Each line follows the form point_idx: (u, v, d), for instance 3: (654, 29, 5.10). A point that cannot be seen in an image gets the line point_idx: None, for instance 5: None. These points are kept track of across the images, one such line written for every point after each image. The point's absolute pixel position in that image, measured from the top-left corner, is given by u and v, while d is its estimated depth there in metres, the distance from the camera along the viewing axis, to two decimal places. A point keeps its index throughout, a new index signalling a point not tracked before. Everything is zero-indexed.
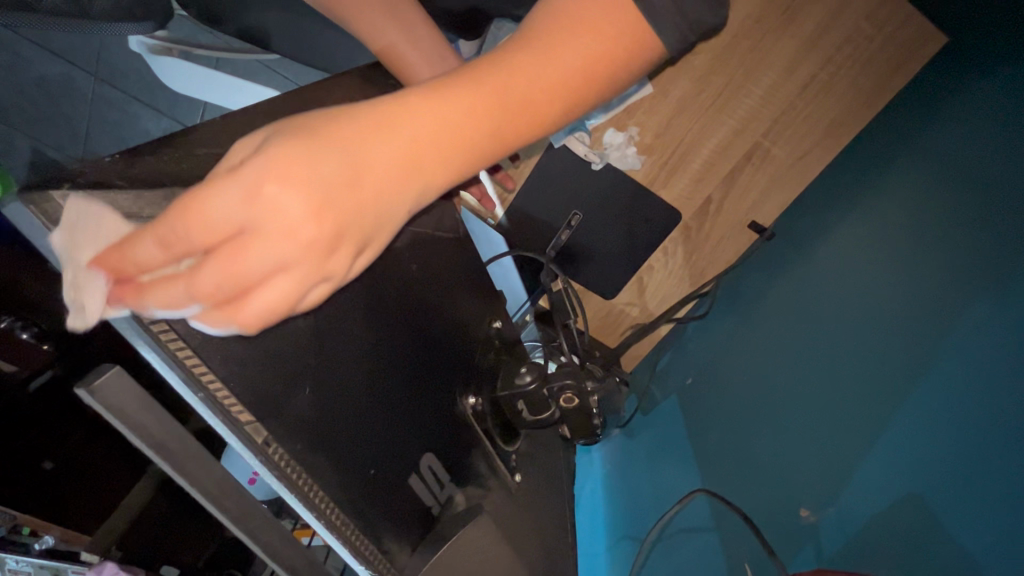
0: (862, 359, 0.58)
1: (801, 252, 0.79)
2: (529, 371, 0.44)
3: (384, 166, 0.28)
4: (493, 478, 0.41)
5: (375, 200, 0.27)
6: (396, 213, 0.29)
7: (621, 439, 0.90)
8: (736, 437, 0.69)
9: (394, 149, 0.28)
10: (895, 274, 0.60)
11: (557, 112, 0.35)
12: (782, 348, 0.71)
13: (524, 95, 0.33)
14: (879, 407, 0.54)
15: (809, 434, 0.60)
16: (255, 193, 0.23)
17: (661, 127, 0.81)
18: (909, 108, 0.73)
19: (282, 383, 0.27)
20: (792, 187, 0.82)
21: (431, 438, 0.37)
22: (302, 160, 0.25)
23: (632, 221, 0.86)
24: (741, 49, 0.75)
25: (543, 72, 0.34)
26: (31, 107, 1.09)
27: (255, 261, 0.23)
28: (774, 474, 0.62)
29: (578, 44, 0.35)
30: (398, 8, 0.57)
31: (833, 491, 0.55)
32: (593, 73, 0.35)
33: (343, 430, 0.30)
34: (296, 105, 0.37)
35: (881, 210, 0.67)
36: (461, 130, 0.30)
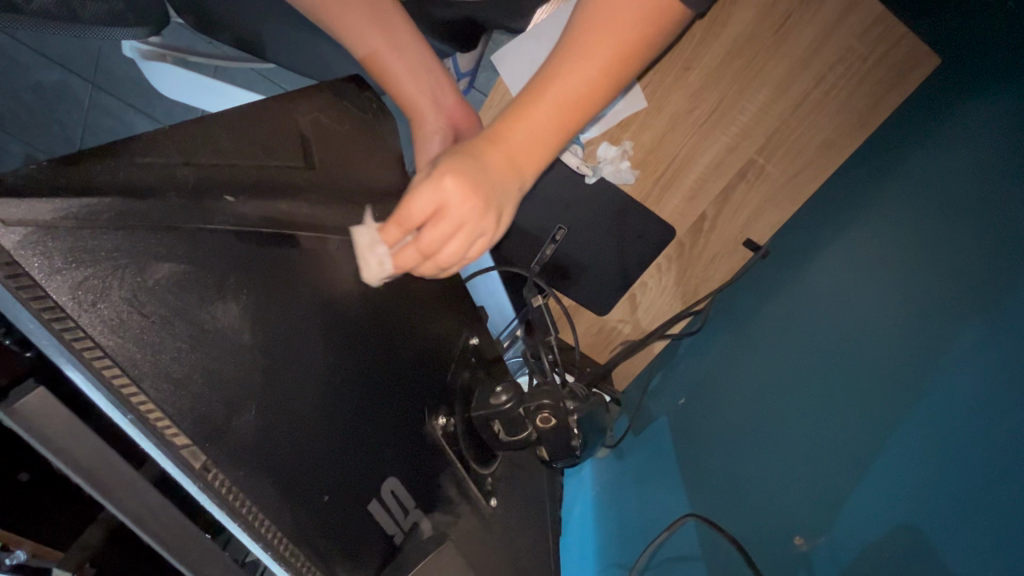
0: (853, 382, 0.57)
1: (795, 270, 0.77)
2: (506, 391, 0.43)
3: (498, 161, 0.38)
4: (462, 501, 0.39)
5: (503, 187, 0.38)
6: (514, 188, 0.39)
7: (611, 459, 0.88)
8: (727, 459, 0.67)
9: (503, 149, 0.38)
10: (886, 295, 0.59)
11: (606, 91, 0.41)
12: (774, 369, 0.69)
13: (575, 84, 0.39)
14: (871, 431, 0.53)
15: (800, 458, 0.58)
16: (438, 188, 0.35)
17: (654, 142, 0.81)
18: (899, 127, 0.73)
19: (226, 403, 0.25)
20: (787, 205, 0.81)
21: (396, 460, 0.35)
22: (462, 166, 0.36)
23: (625, 235, 0.85)
24: (733, 66, 0.77)
25: (597, 57, 0.40)
26: (29, 114, 1.09)
27: (445, 231, 0.35)
28: (765, 498, 0.60)
29: (616, 27, 0.39)
30: (384, 19, 0.56)
31: (826, 517, 0.53)
32: (632, 48, 0.40)
33: (293, 454, 0.28)
34: (254, 115, 0.35)
35: (873, 230, 0.66)
36: (543, 125, 0.40)
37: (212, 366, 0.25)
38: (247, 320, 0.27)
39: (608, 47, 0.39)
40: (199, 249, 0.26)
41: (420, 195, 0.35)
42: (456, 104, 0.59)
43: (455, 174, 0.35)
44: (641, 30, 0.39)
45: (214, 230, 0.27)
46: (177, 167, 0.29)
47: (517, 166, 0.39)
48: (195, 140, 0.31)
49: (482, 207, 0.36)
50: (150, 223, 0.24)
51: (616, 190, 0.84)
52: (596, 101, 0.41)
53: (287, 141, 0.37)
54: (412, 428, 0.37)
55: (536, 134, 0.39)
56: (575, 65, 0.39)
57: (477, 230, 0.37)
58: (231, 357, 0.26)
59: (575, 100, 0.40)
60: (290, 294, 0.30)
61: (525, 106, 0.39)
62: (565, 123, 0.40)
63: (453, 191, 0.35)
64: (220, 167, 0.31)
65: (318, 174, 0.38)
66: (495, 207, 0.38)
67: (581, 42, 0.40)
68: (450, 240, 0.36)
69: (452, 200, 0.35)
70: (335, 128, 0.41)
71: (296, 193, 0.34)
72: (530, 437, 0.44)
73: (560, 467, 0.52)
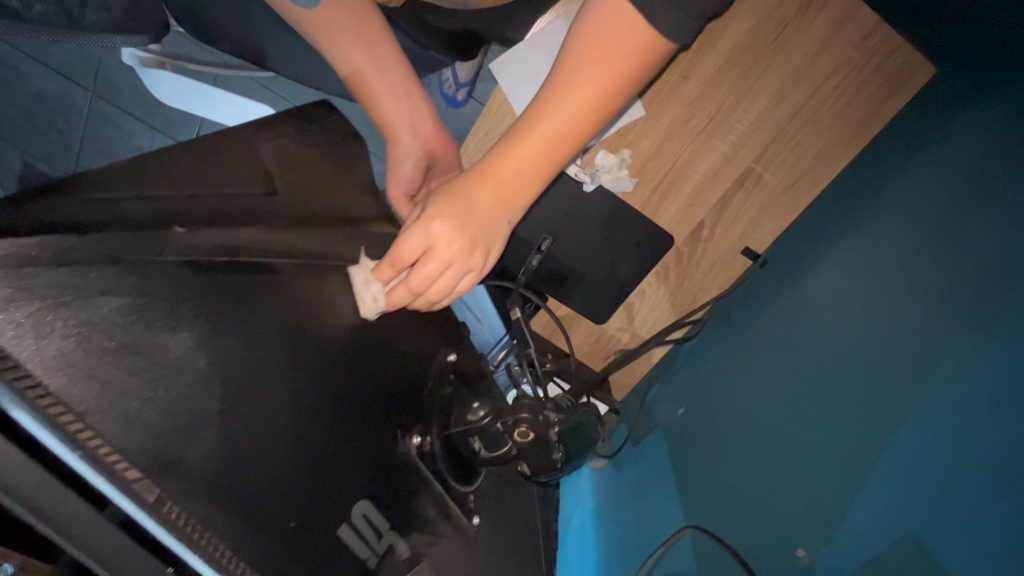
0: (854, 391, 0.56)
1: (794, 278, 0.76)
2: (484, 406, 0.42)
3: (485, 200, 0.42)
4: (441, 521, 0.38)
5: (489, 228, 0.42)
6: (501, 226, 0.43)
7: (608, 470, 0.86)
8: (723, 470, 0.66)
9: (489, 189, 0.42)
10: (885, 307, 0.58)
11: (592, 124, 0.43)
12: (772, 381, 0.68)
13: (559, 125, 0.42)
14: (873, 440, 0.51)
15: (801, 470, 0.57)
16: (428, 232, 0.40)
17: (652, 150, 0.81)
18: (895, 135, 0.73)
19: (182, 433, 0.24)
20: (786, 213, 0.81)
21: (369, 482, 0.33)
22: (449, 211, 0.40)
23: (624, 243, 0.85)
24: (733, 74, 0.77)
25: (579, 98, 0.41)
26: (29, 122, 1.10)
27: (435, 268, 0.40)
28: (762, 510, 0.59)
29: (598, 66, 0.41)
30: (370, 33, 0.56)
31: (829, 528, 0.51)
32: (615, 84, 0.42)
33: (250, 478, 0.26)
34: (209, 154, 0.37)
35: (872, 240, 0.65)
36: (530, 162, 0.42)
37: (168, 399, 0.24)
38: (203, 346, 0.26)
39: (589, 86, 0.41)
40: (148, 279, 0.25)
41: (412, 237, 0.39)
42: (434, 129, 0.60)
43: (443, 219, 0.40)
44: (622, 67, 0.41)
45: (166, 261, 0.26)
46: (127, 201, 0.29)
47: (504, 206, 0.43)
48: (148, 176, 0.32)
49: (467, 248, 0.41)
50: (94, 257, 0.24)
51: (614, 198, 0.83)
52: (583, 134, 0.43)
53: (247, 169, 0.37)
54: (384, 450, 0.35)
55: (522, 174, 0.43)
56: (560, 103, 0.41)
57: (465, 264, 0.42)
58: (188, 386, 0.25)
59: (560, 140, 0.42)
60: (247, 314, 0.29)
61: (513, 144, 0.42)
62: (553, 158, 0.43)
63: (442, 233, 0.40)
64: (177, 197, 0.32)
65: (282, 200, 0.38)
66: (481, 243, 0.42)
67: (566, 80, 0.41)
68: (441, 276, 0.40)
69: (440, 243, 0.40)
70: (300, 152, 0.42)
71: (258, 218, 0.35)
72: (511, 453, 0.43)
73: (538, 481, 0.52)
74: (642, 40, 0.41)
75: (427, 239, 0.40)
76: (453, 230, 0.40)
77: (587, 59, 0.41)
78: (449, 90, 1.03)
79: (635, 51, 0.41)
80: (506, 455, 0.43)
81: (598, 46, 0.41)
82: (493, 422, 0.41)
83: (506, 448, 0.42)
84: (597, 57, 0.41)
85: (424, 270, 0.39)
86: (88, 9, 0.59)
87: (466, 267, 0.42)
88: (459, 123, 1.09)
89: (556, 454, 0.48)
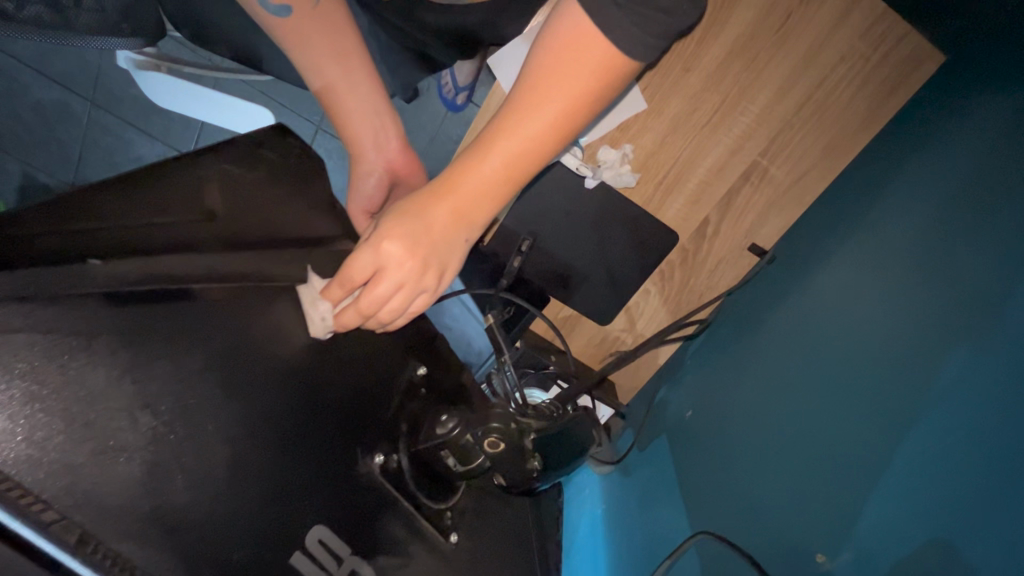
0: (859, 388, 0.52)
1: (803, 273, 0.72)
2: (450, 418, 0.44)
3: (440, 220, 0.44)
4: (413, 540, 0.40)
5: (442, 246, 0.45)
6: (455, 244, 0.46)
7: (614, 476, 0.83)
8: (723, 473, 0.62)
9: (443, 209, 0.44)
10: (886, 308, 0.56)
11: (546, 149, 0.46)
12: (775, 381, 0.64)
13: (511, 149, 0.45)
14: (879, 436, 0.48)
15: (805, 469, 0.53)
16: (379, 252, 0.42)
17: (655, 145, 0.78)
18: (903, 125, 0.70)
19: (93, 455, 0.27)
20: (792, 209, 0.78)
21: (323, 510, 0.35)
22: (402, 230, 0.43)
23: (627, 241, 0.83)
24: (737, 65, 0.74)
25: (532, 124, 0.45)
26: (29, 133, 1.12)
27: (386, 288, 0.42)
28: (766, 518, 0.54)
29: (552, 94, 0.45)
30: (343, 47, 0.57)
31: (845, 528, 0.46)
32: (569, 110, 0.45)
33: (181, 504, 0.29)
34: (150, 184, 0.40)
35: (876, 236, 0.63)
36: (485, 183, 0.45)
37: (74, 422, 0.26)
38: (114, 374, 0.28)
39: (542, 113, 0.45)
40: (53, 312, 0.28)
41: (363, 257, 0.42)
42: (400, 147, 0.61)
43: (395, 238, 0.42)
44: (575, 94, 0.45)
45: (82, 295, 0.30)
46: (41, 234, 0.32)
47: (460, 225, 0.45)
48: (72, 210, 0.35)
49: (420, 266, 0.43)
50: (3, 295, 0.27)
51: (617, 194, 0.81)
52: (537, 158, 0.46)
53: (187, 198, 0.41)
54: (343, 469, 0.37)
55: (476, 195, 0.45)
56: (514, 128, 0.45)
57: (418, 284, 0.44)
58: (95, 411, 0.27)
59: (513, 164, 0.45)
60: (173, 343, 0.32)
61: (469, 165, 0.45)
62: (507, 180, 0.46)
63: (393, 253, 0.42)
64: (101, 229, 0.35)
65: (221, 225, 0.42)
66: (435, 262, 0.45)
67: (522, 106, 0.45)
68: (393, 296, 0.43)
69: (392, 264, 0.42)
70: (244, 176, 0.45)
71: (189, 247, 0.38)
72: (483, 465, 0.44)
73: (519, 494, 0.50)
74: (594, 71, 0.46)
75: (379, 257, 0.42)
76: (405, 249, 0.43)
77: (540, 87, 0.45)
78: (448, 94, 1.04)
79: (587, 81, 0.45)
80: (477, 466, 0.44)
81: (550, 77, 0.45)
82: (461, 433, 0.43)
83: (477, 459, 0.44)
84: (550, 86, 0.45)
85: (375, 289, 0.41)
86: (82, 9, 0.57)
87: (418, 287, 0.44)
88: (457, 125, 1.11)
89: (533, 465, 0.48)
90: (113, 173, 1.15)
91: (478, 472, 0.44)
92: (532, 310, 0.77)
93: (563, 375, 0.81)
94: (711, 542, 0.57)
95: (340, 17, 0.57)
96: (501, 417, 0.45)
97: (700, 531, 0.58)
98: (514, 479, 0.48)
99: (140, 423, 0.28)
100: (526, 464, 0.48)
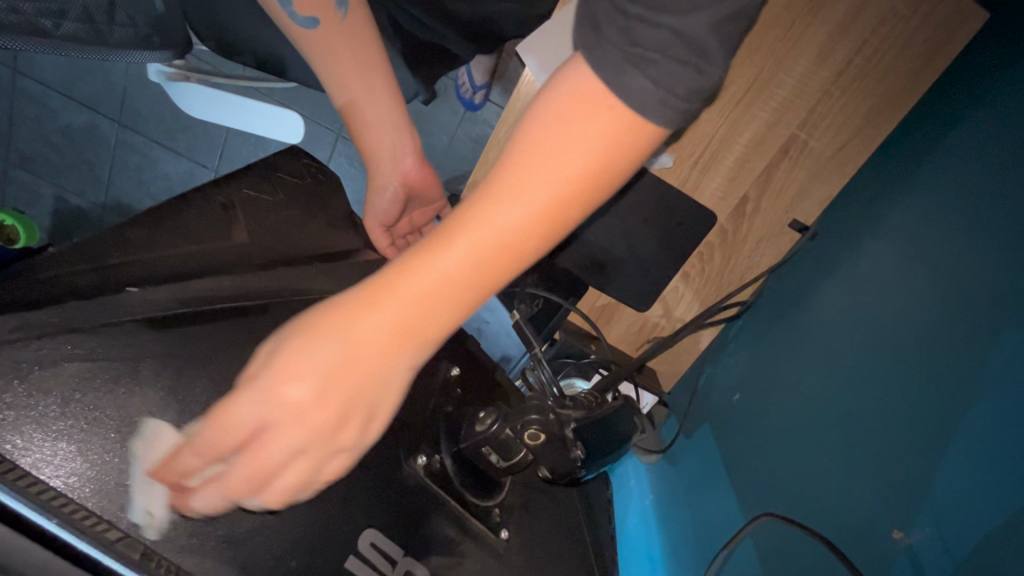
0: (915, 359, 0.50)
1: (849, 246, 0.69)
2: (488, 414, 0.44)
3: (376, 342, 0.31)
4: (465, 538, 0.41)
5: (371, 385, 0.31)
6: (391, 380, 0.32)
7: (661, 464, 0.81)
8: (774, 456, 0.60)
9: (372, 329, 0.31)
10: (935, 277, 0.53)
11: (529, 246, 0.34)
12: (824, 361, 0.62)
13: (482, 243, 0.32)
14: (942, 404, 0.46)
15: (861, 449, 0.51)
16: (272, 398, 0.29)
17: (689, 124, 0.76)
18: (956, 86, 0.66)
19: (146, 472, 0.30)
20: (836, 179, 0.75)
21: (371, 513, 0.37)
22: (316, 355, 0.30)
23: (661, 225, 0.81)
24: (773, 35, 0.71)
25: (508, 213, 0.33)
26: (59, 156, 1.18)
27: (278, 448, 0.29)
28: (821, 502, 0.52)
29: (544, 172, 0.34)
30: (365, 54, 0.56)
31: (914, 502, 0.44)
32: (562, 201, 0.34)
33: (230, 511, 0.32)
34: (179, 211, 0.43)
35: (922, 207, 0.61)
36: (441, 289, 0.32)
37: (127, 445, 0.30)
38: (157, 400, 0.32)
39: (524, 199, 0.33)
40: (96, 344, 0.32)
41: (245, 405, 0.29)
42: (417, 163, 0.60)
43: (301, 373, 0.29)
44: (571, 171, 0.34)
45: (123, 323, 0.33)
46: (82, 272, 0.36)
47: (396, 352, 0.31)
48: (105, 245, 0.38)
49: (332, 417, 0.30)
50: (55, 328, 0.31)
51: (651, 177, 0.79)
52: (520, 256, 0.34)
53: (213, 224, 0.44)
54: (389, 473, 0.39)
55: (423, 312, 0.32)
56: (486, 213, 0.33)
57: (317, 438, 0.30)
58: (145, 435, 0.31)
59: (483, 268, 0.33)
60: (211, 358, 0.35)
61: (421, 262, 0.32)
62: (474, 286, 0.33)
63: (295, 397, 0.29)
64: (132, 260, 0.38)
65: (250, 245, 0.45)
66: (357, 405, 0.31)
67: (501, 187, 0.34)
68: (291, 463, 0.30)
69: (302, 412, 0.29)
70: (267, 199, 0.48)
71: (219, 270, 0.41)
72: (525, 459, 0.44)
73: (564, 483, 0.49)
74: (595, 149, 0.35)
75: (263, 406, 0.29)
76: (312, 390, 0.30)
77: (526, 165, 0.34)
78: (466, 94, 1.06)
79: (587, 159, 0.35)
80: (519, 461, 0.44)
81: (543, 154, 0.34)
82: (501, 428, 0.43)
83: (519, 454, 0.44)
84: (542, 163, 0.34)
85: (263, 446, 0.29)
86: (115, 25, 0.59)
87: (325, 442, 0.30)
88: (476, 127, 1.10)
89: (576, 455, 0.47)
90: (142, 190, 1.19)
91: (520, 467, 0.44)
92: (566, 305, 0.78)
93: (604, 362, 0.78)
94: (776, 524, 0.54)
95: (365, 29, 0.56)
96: (537, 410, 0.45)
97: (765, 512, 0.55)
98: (555, 471, 0.47)
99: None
100: (568, 454, 0.47)
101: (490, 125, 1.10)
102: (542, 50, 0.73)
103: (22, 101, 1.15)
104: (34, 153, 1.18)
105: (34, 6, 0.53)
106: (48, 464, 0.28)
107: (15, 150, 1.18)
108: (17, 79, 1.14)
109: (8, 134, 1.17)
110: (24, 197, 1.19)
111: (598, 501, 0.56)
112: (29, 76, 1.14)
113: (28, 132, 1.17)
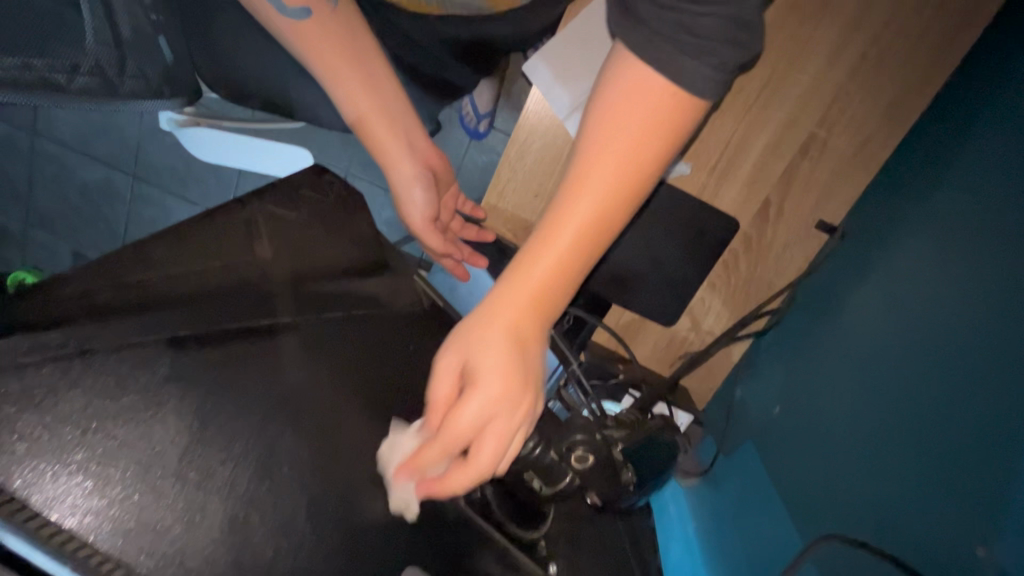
0: (978, 349, 0.46)
1: (884, 243, 0.66)
2: (531, 437, 0.43)
3: (524, 333, 0.37)
4: (510, 574, 0.39)
5: (531, 360, 0.37)
6: (541, 355, 0.38)
7: (704, 487, 0.76)
8: (829, 469, 0.56)
9: (524, 314, 0.37)
10: (985, 262, 0.50)
11: (623, 209, 0.40)
12: (872, 362, 0.58)
13: (591, 217, 0.38)
14: (1008, 397, 0.42)
15: (924, 453, 0.47)
16: (472, 398, 0.34)
17: (703, 130, 0.74)
18: (974, 71, 0.65)
19: (168, 508, 0.28)
20: (860, 176, 0.73)
21: (413, 548, 0.35)
22: (494, 347, 0.36)
23: (684, 234, 0.79)
24: (781, 36, 0.70)
25: (604, 188, 0.39)
26: (77, 213, 1.20)
27: (488, 433, 0.35)
28: (886, 516, 0.48)
29: (622, 149, 0.39)
30: (371, 73, 0.59)
31: (989, 512, 0.40)
32: (645, 162, 0.40)
33: (261, 551, 0.29)
34: (203, 227, 0.41)
35: (953, 198, 0.58)
36: (567, 274, 0.39)
37: (148, 478, 0.29)
38: (180, 428, 0.30)
39: (616, 176, 0.39)
40: (113, 369, 0.30)
41: (463, 406, 0.34)
42: (428, 148, 0.63)
43: (495, 366, 0.35)
44: (654, 144, 0.40)
45: (140, 341, 0.32)
46: (103, 291, 0.34)
47: (543, 330, 0.38)
48: (123, 263, 0.36)
49: (518, 389, 0.36)
50: (67, 351, 0.29)
51: (670, 186, 0.77)
52: (620, 219, 0.40)
53: (237, 241, 0.42)
54: (428, 501, 0.37)
55: (554, 289, 0.38)
56: (589, 186, 0.39)
57: (510, 422, 0.35)
58: (169, 468, 0.29)
59: (597, 237, 0.39)
60: (239, 381, 0.33)
61: (540, 244, 0.38)
62: (586, 249, 0.39)
63: (489, 391, 0.35)
64: (156, 280, 0.36)
65: (276, 263, 0.43)
66: (533, 384, 0.37)
67: (593, 166, 0.39)
68: (495, 439, 0.35)
69: (497, 394, 0.35)
70: (293, 217, 0.47)
71: (241, 287, 0.39)
72: (575, 484, 0.42)
73: (615, 510, 0.47)
74: (662, 118, 0.40)
75: (464, 404, 0.34)
76: (501, 383, 0.35)
77: (614, 142, 0.39)
78: (471, 123, 1.06)
79: (657, 131, 0.40)
80: (568, 487, 0.42)
81: (620, 129, 0.40)
82: (544, 452, 0.42)
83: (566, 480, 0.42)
84: (631, 142, 0.39)
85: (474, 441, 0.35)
86: (127, 76, 0.59)
87: (510, 419, 0.35)
88: (482, 154, 1.09)
89: (626, 478, 0.45)
90: None
91: (569, 493, 0.42)
92: (594, 321, 0.76)
93: (635, 382, 0.77)
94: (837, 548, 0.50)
95: (362, 40, 0.58)
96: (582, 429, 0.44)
97: (824, 534, 0.51)
98: (607, 497, 0.45)
99: (213, 475, 0.30)
100: (621, 477, 0.45)
101: (496, 152, 1.09)
102: (556, 60, 0.72)
103: (40, 162, 1.18)
104: (53, 213, 1.21)
105: (46, 62, 0.51)
106: (61, 501, 0.26)
107: (36, 210, 1.21)
108: (35, 141, 1.16)
109: (30, 195, 1.21)
110: (45, 255, 1.24)
111: (645, 529, 0.53)
112: (46, 137, 1.16)
113: (46, 192, 1.20)
